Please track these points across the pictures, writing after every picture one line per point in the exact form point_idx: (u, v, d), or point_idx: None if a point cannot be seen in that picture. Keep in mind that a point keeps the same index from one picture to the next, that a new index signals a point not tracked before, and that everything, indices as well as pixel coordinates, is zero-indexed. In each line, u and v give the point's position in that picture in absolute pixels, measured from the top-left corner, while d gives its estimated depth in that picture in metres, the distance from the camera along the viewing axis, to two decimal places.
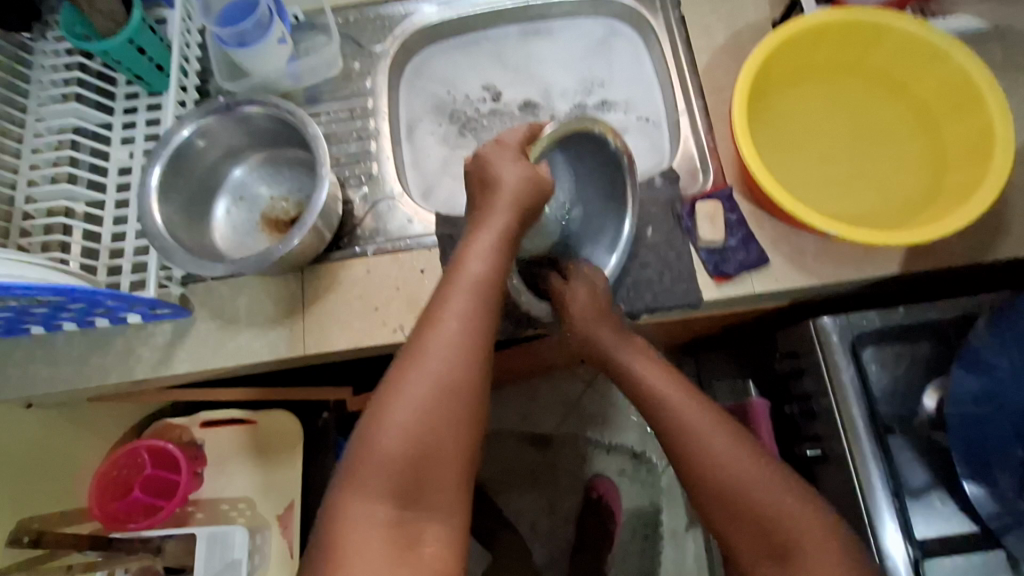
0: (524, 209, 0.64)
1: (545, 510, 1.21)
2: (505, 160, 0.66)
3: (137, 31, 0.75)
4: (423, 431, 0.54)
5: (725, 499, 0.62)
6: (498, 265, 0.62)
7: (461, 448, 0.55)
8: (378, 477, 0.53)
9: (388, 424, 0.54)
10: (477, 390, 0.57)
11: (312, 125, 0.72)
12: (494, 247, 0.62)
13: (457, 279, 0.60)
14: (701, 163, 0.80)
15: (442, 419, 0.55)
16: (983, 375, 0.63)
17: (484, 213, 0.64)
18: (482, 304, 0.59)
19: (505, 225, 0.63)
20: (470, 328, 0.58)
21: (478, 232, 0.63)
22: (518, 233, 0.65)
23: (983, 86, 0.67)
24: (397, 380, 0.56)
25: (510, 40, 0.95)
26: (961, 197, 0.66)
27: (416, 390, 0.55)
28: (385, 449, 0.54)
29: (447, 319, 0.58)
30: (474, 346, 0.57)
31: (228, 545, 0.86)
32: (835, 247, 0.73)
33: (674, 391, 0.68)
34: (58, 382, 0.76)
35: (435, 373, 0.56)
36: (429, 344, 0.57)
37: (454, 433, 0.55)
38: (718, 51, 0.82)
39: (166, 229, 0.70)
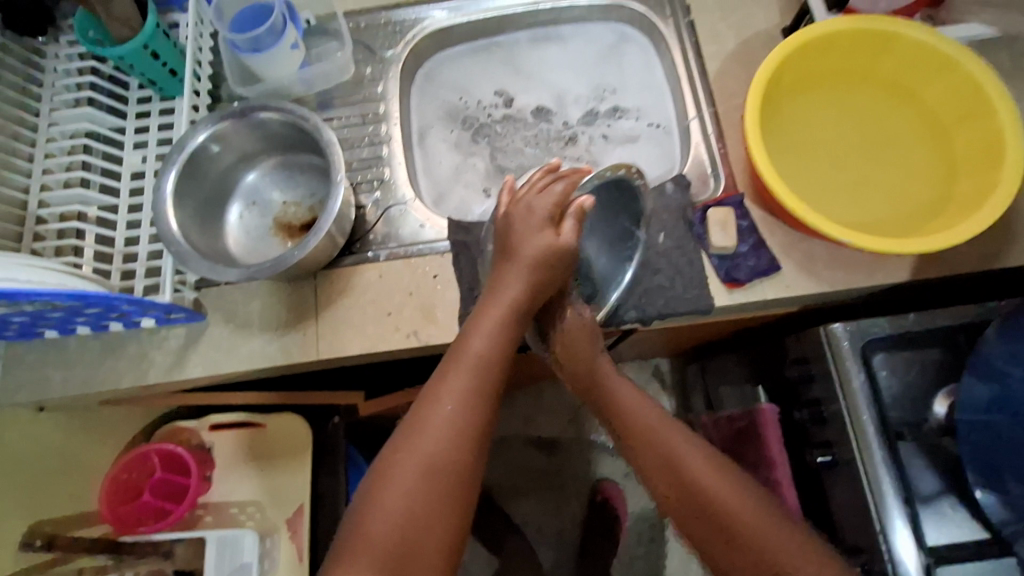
0: (538, 285, 0.68)
1: (551, 513, 1.21)
2: (535, 227, 0.68)
3: (151, 36, 0.75)
4: (416, 512, 0.56)
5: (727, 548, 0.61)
6: (501, 343, 0.64)
7: (450, 530, 0.57)
8: (368, 558, 0.53)
9: (382, 503, 0.56)
10: (470, 471, 0.59)
11: (327, 131, 0.73)
12: (499, 326, 0.65)
13: (459, 356, 0.63)
14: (713, 168, 0.80)
15: (434, 499, 0.57)
16: (996, 384, 0.65)
17: (495, 288, 0.68)
18: (481, 384, 0.62)
19: (513, 303, 0.66)
20: (466, 411, 0.61)
21: (484, 310, 0.66)
22: (527, 308, 0.68)
23: (994, 96, 0.67)
24: (392, 460, 0.58)
25: (521, 46, 0.95)
26: (973, 205, 0.67)
27: (411, 470, 0.57)
28: (378, 529, 0.55)
29: (444, 400, 0.61)
30: (470, 427, 0.60)
31: (238, 550, 0.86)
32: (845, 254, 0.74)
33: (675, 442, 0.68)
34: (72, 385, 0.77)
35: (428, 455, 0.58)
36: (427, 423, 0.59)
37: (445, 516, 0.57)
38: (728, 58, 0.83)
39: (182, 234, 0.70)
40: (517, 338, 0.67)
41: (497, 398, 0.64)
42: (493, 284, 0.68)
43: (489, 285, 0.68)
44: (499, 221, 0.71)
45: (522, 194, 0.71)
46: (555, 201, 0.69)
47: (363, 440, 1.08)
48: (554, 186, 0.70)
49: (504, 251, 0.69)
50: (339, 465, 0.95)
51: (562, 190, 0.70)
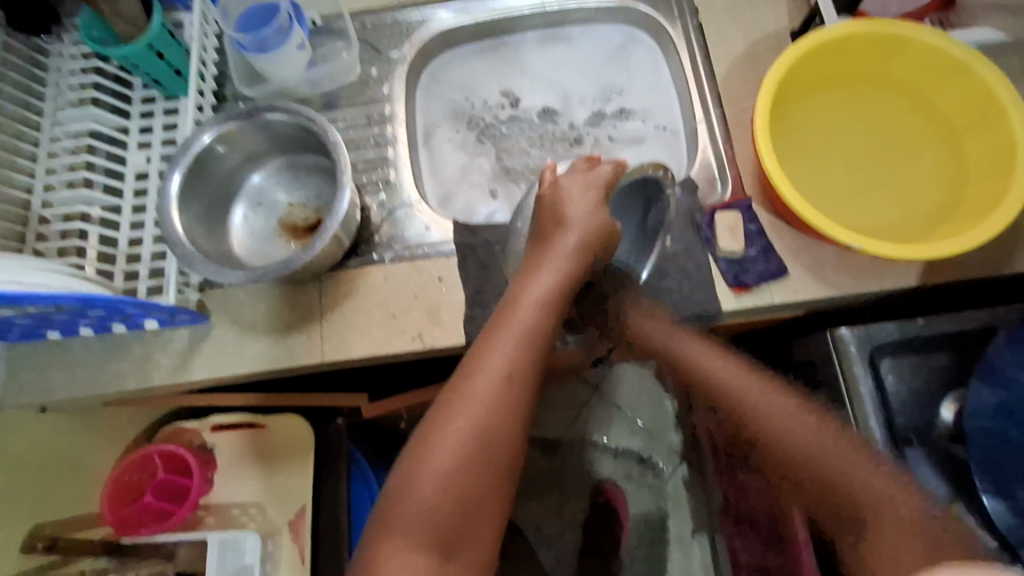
0: (583, 263, 0.67)
1: (554, 512, 1.21)
2: (578, 198, 0.68)
3: (157, 36, 0.75)
4: (467, 476, 0.56)
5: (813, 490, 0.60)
6: (547, 317, 0.63)
7: (501, 498, 0.58)
8: (419, 523, 0.54)
9: (429, 475, 0.56)
10: (518, 441, 0.59)
11: (333, 132, 0.72)
12: (544, 299, 0.64)
13: (504, 328, 0.62)
14: (720, 171, 0.80)
15: (486, 470, 0.57)
16: (1000, 389, 0.65)
17: (536, 265, 0.66)
18: (527, 357, 0.61)
19: (558, 277, 0.65)
20: (516, 378, 0.60)
21: (534, 277, 0.65)
22: (578, 278, 0.67)
23: (1007, 99, 0.67)
24: (440, 422, 0.58)
25: (528, 46, 0.95)
26: (984, 210, 0.66)
27: (461, 440, 0.57)
28: (428, 501, 0.55)
29: (492, 367, 0.60)
30: (521, 398, 0.59)
31: (240, 550, 0.85)
32: (854, 259, 0.73)
33: (760, 394, 0.66)
34: (75, 387, 0.76)
35: (477, 421, 0.57)
36: (475, 393, 0.58)
37: (497, 483, 0.57)
38: (736, 60, 0.82)
39: (187, 236, 0.70)
40: (563, 312, 0.65)
41: (543, 368, 0.63)
42: (531, 263, 0.67)
43: (537, 253, 0.67)
44: (541, 192, 0.70)
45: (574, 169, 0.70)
46: (607, 180, 0.70)
47: (371, 441, 1.06)
48: (600, 166, 0.71)
49: (547, 225, 0.68)
50: (342, 469, 0.94)
51: (613, 169, 0.70)
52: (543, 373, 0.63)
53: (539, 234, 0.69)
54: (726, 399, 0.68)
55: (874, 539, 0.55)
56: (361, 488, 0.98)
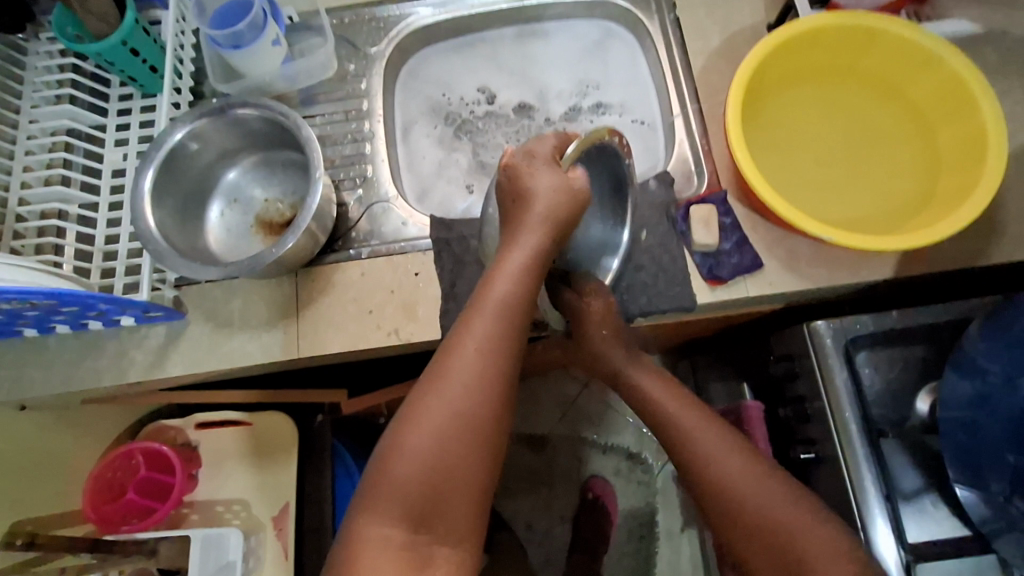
0: (554, 233, 0.65)
1: (542, 509, 1.21)
2: (542, 169, 0.66)
3: (130, 33, 0.74)
4: (443, 454, 0.56)
5: (734, 517, 0.63)
6: (522, 290, 0.62)
7: (477, 474, 0.57)
8: (396, 500, 0.55)
9: (404, 455, 0.56)
10: (495, 417, 0.58)
11: (306, 127, 0.72)
12: (517, 273, 0.63)
13: (478, 303, 0.61)
14: (696, 165, 0.80)
15: (460, 451, 0.56)
16: (977, 380, 0.64)
17: (509, 239, 0.65)
18: (501, 330, 0.60)
19: (530, 253, 0.64)
20: (490, 356, 0.59)
21: (506, 255, 0.64)
22: (550, 253, 0.65)
23: (977, 91, 0.67)
24: (415, 404, 0.58)
25: (506, 42, 0.95)
26: (955, 202, 0.67)
27: (436, 415, 0.56)
28: (402, 474, 0.55)
29: (466, 346, 0.59)
30: (493, 377, 0.58)
31: (223, 548, 0.85)
32: (828, 252, 0.73)
33: (697, 425, 0.69)
34: (53, 385, 0.76)
35: (451, 400, 0.57)
36: (449, 369, 0.58)
37: (473, 462, 0.56)
38: (713, 54, 0.82)
39: (160, 232, 0.70)
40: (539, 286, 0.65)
41: (520, 344, 0.62)
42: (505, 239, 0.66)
43: (511, 226, 0.66)
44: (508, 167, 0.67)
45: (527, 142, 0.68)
46: (554, 148, 0.68)
47: (354, 436, 1.06)
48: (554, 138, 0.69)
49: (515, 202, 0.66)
50: (326, 464, 0.94)
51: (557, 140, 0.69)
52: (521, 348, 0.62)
53: (507, 210, 0.67)
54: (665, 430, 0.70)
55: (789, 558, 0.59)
56: (345, 481, 0.98)
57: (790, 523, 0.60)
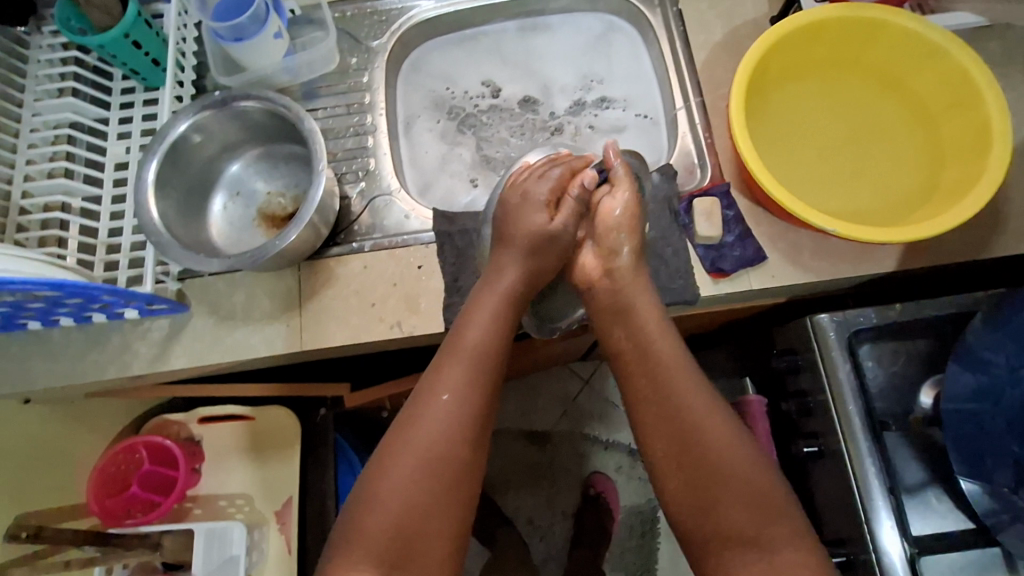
0: (526, 279, 0.69)
1: (544, 505, 1.21)
2: (534, 207, 0.70)
3: (133, 25, 0.74)
4: (416, 499, 0.55)
5: (718, 502, 0.55)
6: (494, 334, 0.64)
7: (451, 524, 0.56)
8: (368, 550, 0.54)
9: (379, 502, 0.55)
10: (469, 463, 0.58)
11: (308, 120, 0.72)
12: (492, 318, 0.65)
13: (451, 347, 0.62)
14: (699, 158, 0.80)
15: (432, 495, 0.56)
16: (981, 373, 0.64)
17: (482, 289, 0.67)
18: (474, 374, 0.61)
19: (503, 299, 0.67)
20: (464, 399, 0.59)
21: (481, 300, 0.66)
22: (524, 296, 0.69)
23: (982, 81, 0.67)
24: (390, 449, 0.58)
25: (509, 35, 0.95)
26: (959, 194, 0.66)
27: (408, 465, 0.56)
28: (376, 524, 0.54)
29: (441, 388, 0.60)
30: (468, 418, 0.59)
31: (226, 542, 0.85)
32: (831, 245, 0.73)
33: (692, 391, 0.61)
34: (56, 378, 0.76)
35: (425, 445, 0.57)
36: (421, 417, 0.58)
37: (445, 507, 0.56)
38: (716, 47, 0.82)
39: (163, 224, 0.70)
40: (514, 329, 0.67)
41: (495, 386, 0.62)
42: (481, 284, 0.68)
43: (488, 274, 0.69)
44: (507, 198, 0.72)
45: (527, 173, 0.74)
46: (552, 188, 0.71)
47: (359, 433, 1.06)
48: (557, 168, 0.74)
49: (501, 237, 0.70)
50: (328, 458, 0.94)
51: (558, 180, 0.72)
52: (496, 391, 0.62)
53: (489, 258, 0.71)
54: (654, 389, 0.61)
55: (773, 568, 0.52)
56: (347, 476, 0.98)
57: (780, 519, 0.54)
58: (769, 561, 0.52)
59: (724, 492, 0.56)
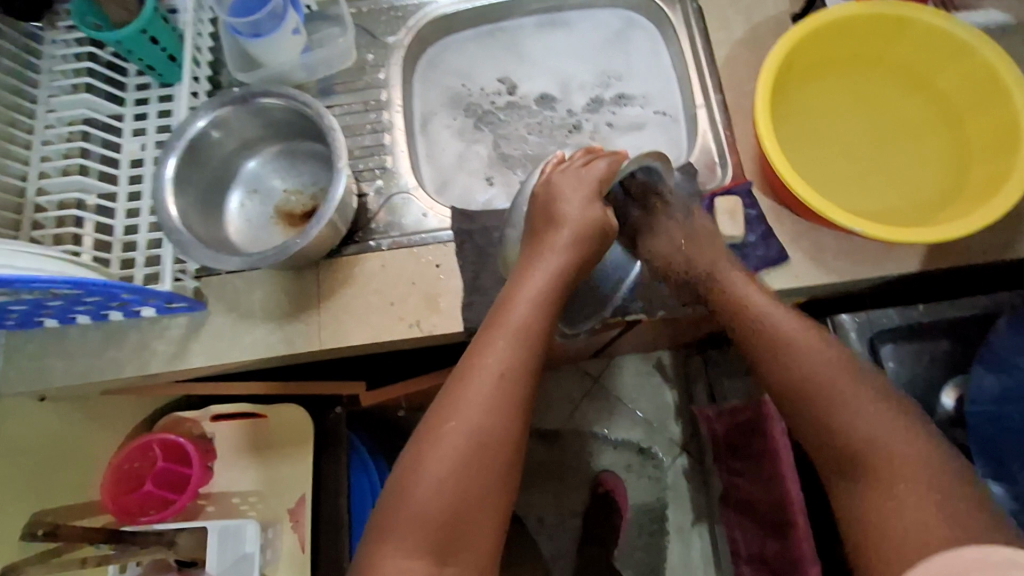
0: (575, 259, 0.66)
1: (554, 503, 1.21)
2: (578, 193, 0.67)
3: (150, 20, 0.74)
4: (463, 479, 0.54)
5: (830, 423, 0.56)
6: (540, 313, 0.62)
7: (499, 503, 0.56)
8: (416, 530, 0.53)
9: (425, 481, 0.54)
10: (516, 442, 0.57)
11: (329, 116, 0.71)
12: (538, 297, 0.63)
13: (497, 328, 0.61)
14: (720, 156, 0.79)
15: (480, 474, 0.55)
16: (1002, 374, 0.64)
17: (527, 269, 0.65)
18: (522, 356, 0.59)
19: (551, 276, 0.64)
20: (510, 379, 0.58)
21: (527, 276, 0.64)
22: (572, 273, 0.66)
23: (1011, 80, 0.66)
24: (434, 427, 0.56)
25: (526, 31, 0.94)
26: (987, 193, 0.66)
27: (456, 445, 0.55)
28: (424, 504, 0.54)
29: (486, 367, 0.58)
30: (514, 397, 0.57)
31: (240, 539, 0.85)
32: (854, 244, 0.73)
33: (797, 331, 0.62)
34: (72, 376, 0.76)
35: (472, 424, 0.56)
36: (469, 397, 0.57)
37: (494, 487, 0.55)
38: (737, 44, 0.81)
39: (182, 222, 0.69)
40: (558, 308, 0.64)
41: (540, 369, 0.61)
42: (524, 261, 0.66)
43: (533, 250, 0.66)
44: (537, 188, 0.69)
45: (570, 164, 0.69)
46: (603, 176, 0.69)
47: (373, 431, 1.07)
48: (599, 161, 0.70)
49: (547, 217, 0.67)
50: (342, 456, 0.95)
51: (609, 168, 0.69)
52: (540, 373, 0.61)
53: (533, 231, 0.68)
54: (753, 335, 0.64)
55: (882, 491, 0.52)
56: (361, 475, 0.98)
57: (883, 440, 0.54)
58: (879, 485, 0.53)
59: (835, 413, 0.56)
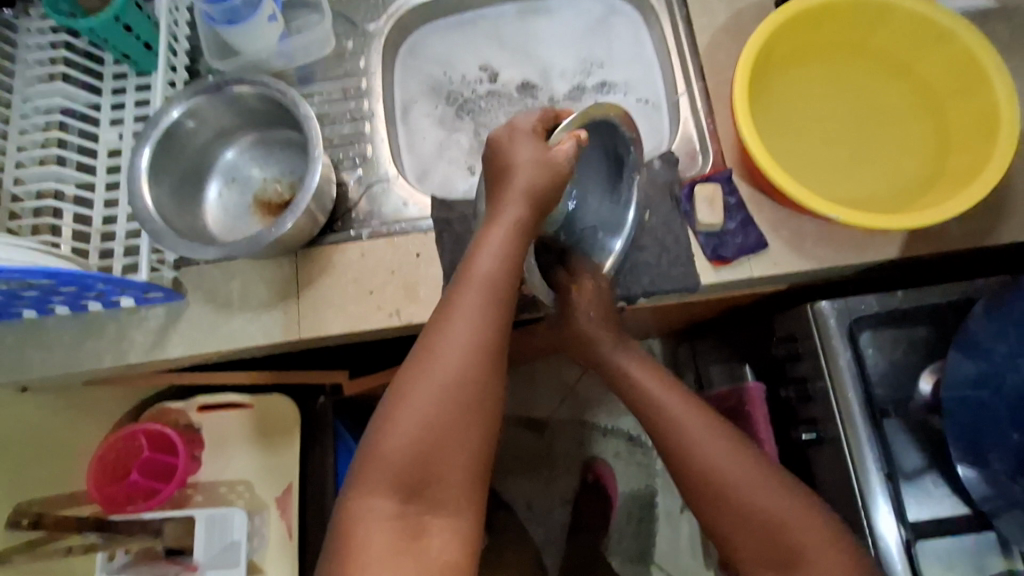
0: (538, 202, 0.62)
1: (543, 491, 1.22)
2: (523, 135, 0.64)
3: (123, 8, 0.72)
4: (430, 428, 0.55)
5: (725, 508, 0.64)
6: (506, 263, 0.60)
7: (469, 450, 0.55)
8: (386, 476, 0.55)
9: (395, 430, 0.55)
10: (483, 393, 0.57)
11: (304, 105, 0.71)
12: (503, 247, 0.60)
13: (464, 280, 0.59)
14: (700, 144, 0.79)
15: (447, 423, 0.55)
16: (980, 360, 0.64)
17: (492, 219, 0.62)
18: (485, 306, 0.58)
19: (512, 226, 0.61)
20: (475, 330, 0.57)
21: (492, 225, 0.62)
22: (536, 219, 0.63)
23: (989, 65, 0.66)
24: (403, 380, 0.57)
25: (508, 18, 0.93)
26: (966, 179, 0.66)
27: (424, 396, 0.56)
28: (392, 451, 0.55)
29: (452, 320, 0.58)
30: (478, 350, 0.57)
31: (227, 527, 0.86)
32: (832, 232, 0.72)
33: (685, 413, 0.69)
34: (53, 367, 0.76)
35: (438, 376, 0.56)
36: (437, 349, 0.57)
37: (462, 437, 0.55)
38: (719, 30, 0.80)
39: (157, 211, 0.69)
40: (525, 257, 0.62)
41: (507, 318, 0.59)
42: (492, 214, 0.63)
43: (496, 199, 0.63)
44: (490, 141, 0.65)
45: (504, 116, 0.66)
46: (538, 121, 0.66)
47: (355, 418, 1.06)
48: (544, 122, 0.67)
49: (501, 167, 0.64)
50: (327, 443, 0.94)
51: (543, 114, 0.67)
52: (507, 323, 0.59)
53: (489, 178, 0.65)
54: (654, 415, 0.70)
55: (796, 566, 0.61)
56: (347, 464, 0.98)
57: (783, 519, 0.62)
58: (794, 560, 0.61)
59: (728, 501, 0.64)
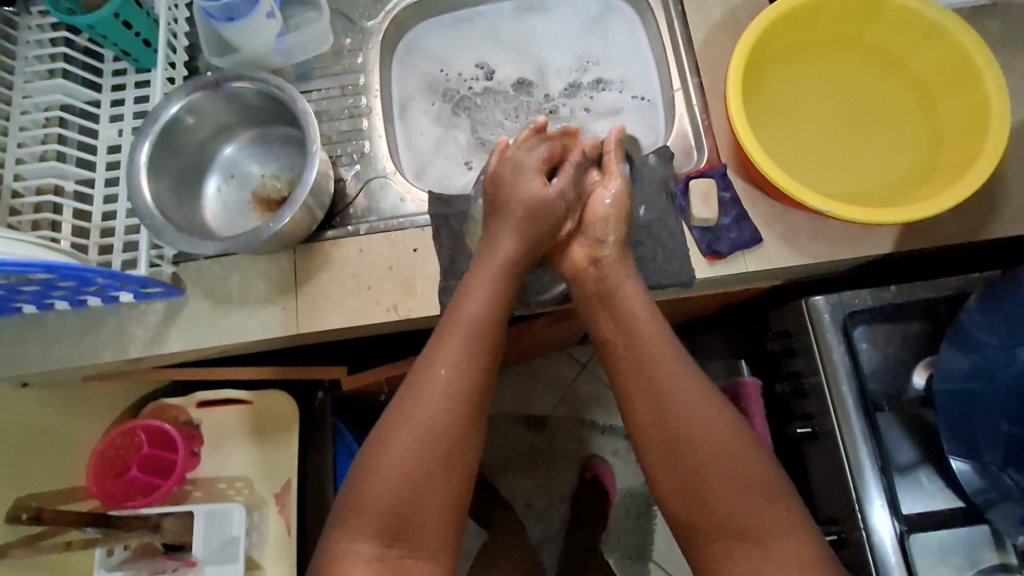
0: (525, 246, 0.72)
1: (542, 488, 1.22)
2: (524, 173, 0.74)
3: (123, 5, 0.73)
4: (413, 471, 0.58)
5: (703, 489, 0.60)
6: (491, 311, 0.66)
7: (450, 493, 0.59)
8: (370, 519, 0.57)
9: (378, 473, 0.58)
10: (465, 436, 0.61)
11: (302, 101, 0.71)
12: (488, 297, 0.67)
13: (449, 328, 0.65)
14: (696, 140, 0.79)
15: (429, 465, 0.58)
16: (972, 354, 0.63)
17: (477, 272, 0.69)
18: (471, 351, 0.63)
19: (496, 281, 0.68)
20: (460, 376, 0.62)
21: (478, 274, 0.69)
22: (518, 267, 0.71)
23: (981, 61, 0.67)
24: (388, 425, 0.60)
25: (505, 16, 0.94)
26: (959, 173, 0.66)
27: (409, 439, 0.59)
28: (376, 495, 0.58)
29: (437, 367, 0.62)
30: (463, 395, 0.61)
31: (226, 522, 0.86)
32: (826, 227, 0.73)
33: (681, 383, 0.63)
34: (53, 362, 0.77)
35: (422, 421, 0.60)
36: (422, 395, 0.61)
37: (442, 478, 0.59)
38: (715, 27, 0.81)
39: (155, 205, 0.69)
40: (507, 306, 0.68)
41: (490, 364, 0.65)
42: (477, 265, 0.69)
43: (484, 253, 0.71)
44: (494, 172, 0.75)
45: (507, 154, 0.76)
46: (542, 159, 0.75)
47: (354, 416, 1.07)
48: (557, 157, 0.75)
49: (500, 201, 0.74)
50: (327, 441, 0.95)
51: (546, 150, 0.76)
52: (490, 369, 0.65)
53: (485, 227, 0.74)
54: (642, 383, 0.65)
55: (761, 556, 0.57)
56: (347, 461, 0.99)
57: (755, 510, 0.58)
58: (757, 548, 0.57)
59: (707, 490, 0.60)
